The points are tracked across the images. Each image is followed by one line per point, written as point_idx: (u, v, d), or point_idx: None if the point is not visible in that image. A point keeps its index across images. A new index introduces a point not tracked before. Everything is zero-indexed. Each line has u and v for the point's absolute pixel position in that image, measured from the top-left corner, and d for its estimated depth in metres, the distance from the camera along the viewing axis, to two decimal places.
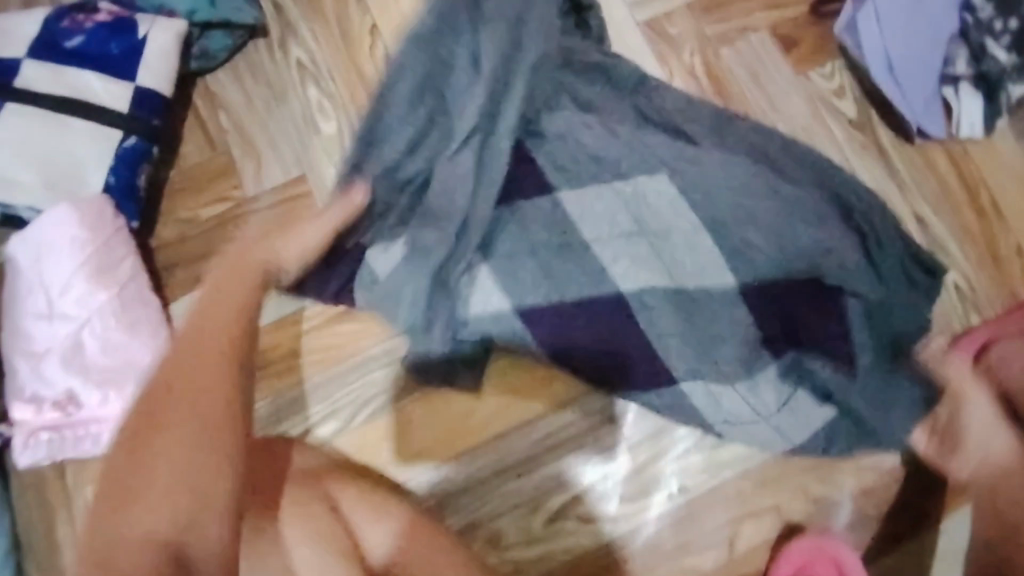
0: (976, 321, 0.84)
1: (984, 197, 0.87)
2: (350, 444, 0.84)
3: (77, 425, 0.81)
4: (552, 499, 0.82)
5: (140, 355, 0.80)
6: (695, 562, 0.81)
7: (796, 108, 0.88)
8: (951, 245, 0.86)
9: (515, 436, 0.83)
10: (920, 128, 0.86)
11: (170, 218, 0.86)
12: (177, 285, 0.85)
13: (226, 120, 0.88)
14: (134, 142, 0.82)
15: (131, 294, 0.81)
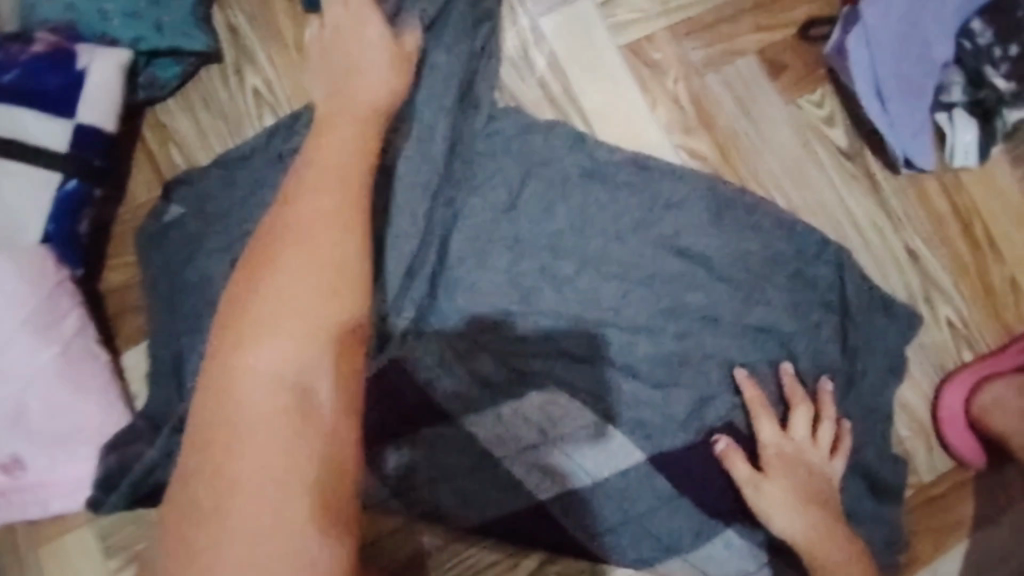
0: (967, 358, 0.82)
1: (978, 229, 0.84)
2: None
3: (25, 489, 0.75)
4: (530, 559, 0.77)
5: (88, 416, 0.75)
6: None
7: (786, 135, 0.84)
8: (941, 279, 0.83)
9: (486, 508, 0.74)
10: (908, 160, 0.82)
11: (118, 262, 0.81)
12: (130, 334, 0.80)
13: (179, 153, 0.83)
14: (74, 186, 0.76)
15: (77, 350, 0.75)
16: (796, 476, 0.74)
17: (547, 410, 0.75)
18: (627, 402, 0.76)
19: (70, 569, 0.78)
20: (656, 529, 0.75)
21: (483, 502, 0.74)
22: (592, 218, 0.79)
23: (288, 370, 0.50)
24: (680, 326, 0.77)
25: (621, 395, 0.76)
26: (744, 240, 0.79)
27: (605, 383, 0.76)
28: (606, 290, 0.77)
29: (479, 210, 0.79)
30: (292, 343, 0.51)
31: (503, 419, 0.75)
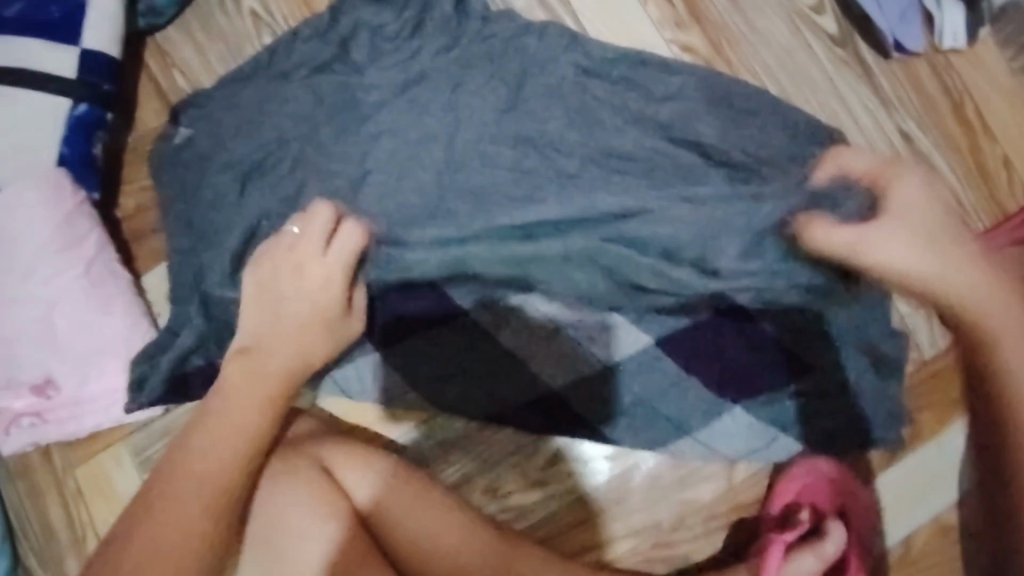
0: (963, 235, 0.83)
1: (970, 110, 0.85)
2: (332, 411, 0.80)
3: (60, 408, 0.77)
4: (548, 443, 0.79)
5: (115, 331, 0.77)
6: (693, 495, 0.79)
7: (775, 26, 0.85)
8: (937, 160, 0.84)
9: (496, 398, 0.77)
10: (898, 43, 0.83)
11: (131, 187, 0.83)
12: (148, 257, 0.82)
13: (182, 78, 0.85)
14: (85, 110, 0.78)
15: (101, 269, 0.77)
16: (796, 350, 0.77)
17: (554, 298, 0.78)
18: (630, 287, 0.78)
19: (105, 484, 0.81)
20: (666, 409, 0.77)
21: (501, 391, 0.77)
22: (589, 115, 0.80)
23: (263, 425, 0.67)
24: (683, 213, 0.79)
25: (626, 280, 0.77)
26: (738, 130, 0.81)
27: (609, 269, 0.77)
28: (606, 178, 0.79)
29: (479, 113, 0.80)
30: (218, 433, 0.65)
31: (513, 310, 0.78)
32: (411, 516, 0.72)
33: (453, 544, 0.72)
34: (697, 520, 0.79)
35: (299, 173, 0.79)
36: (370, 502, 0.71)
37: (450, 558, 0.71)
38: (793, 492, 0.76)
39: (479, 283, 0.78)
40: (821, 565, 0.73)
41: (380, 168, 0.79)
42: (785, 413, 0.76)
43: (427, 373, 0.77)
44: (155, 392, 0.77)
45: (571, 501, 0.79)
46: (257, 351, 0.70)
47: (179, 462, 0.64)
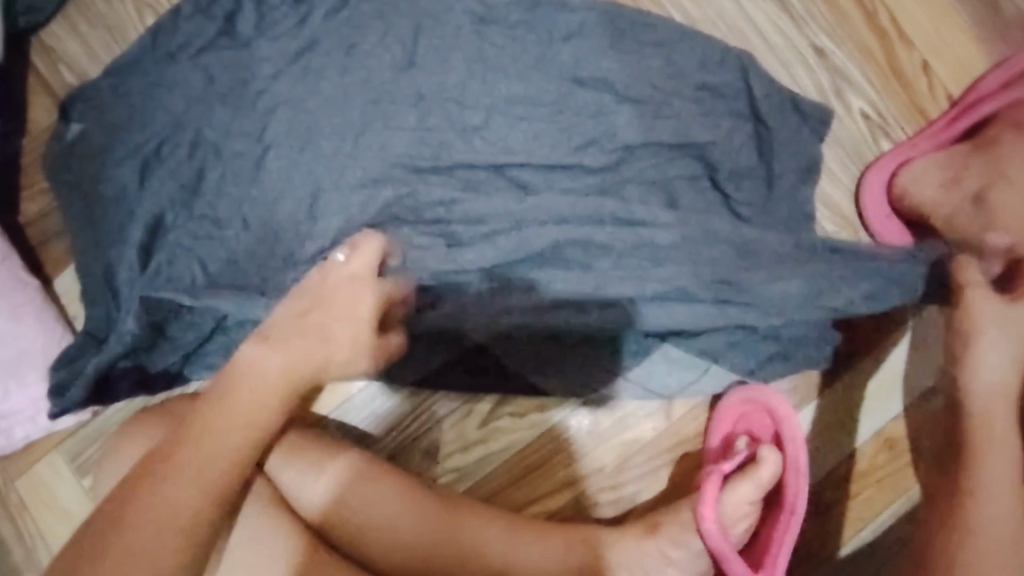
0: (886, 146, 0.81)
1: (882, 16, 0.82)
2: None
3: None
4: (483, 401, 0.78)
5: (29, 340, 0.75)
6: (635, 435, 0.78)
7: None
8: (852, 72, 0.82)
9: (425, 360, 0.76)
10: None
11: (32, 192, 0.81)
12: (57, 261, 0.80)
13: (70, 73, 0.82)
14: None
15: (5, 279, 0.75)
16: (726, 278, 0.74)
17: (469, 251, 0.74)
18: (546, 228, 0.74)
19: (46, 494, 0.80)
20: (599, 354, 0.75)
21: (424, 354, 0.75)
22: (488, 65, 0.78)
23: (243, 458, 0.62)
24: (595, 155, 0.76)
25: (540, 225, 0.74)
26: (645, 61, 0.78)
27: (523, 215, 0.75)
28: (511, 128, 0.77)
29: (376, 75, 0.78)
30: (175, 480, 0.59)
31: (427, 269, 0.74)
32: (353, 503, 0.71)
33: (396, 522, 0.71)
34: (642, 459, 0.77)
35: (198, 155, 0.78)
36: (320, 505, 0.72)
37: (395, 537, 0.70)
38: (732, 419, 0.75)
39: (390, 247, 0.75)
40: (761, 491, 0.71)
41: (282, 143, 0.77)
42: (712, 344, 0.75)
43: None
44: (77, 403, 0.74)
45: (513, 455, 0.78)
46: (255, 366, 0.64)
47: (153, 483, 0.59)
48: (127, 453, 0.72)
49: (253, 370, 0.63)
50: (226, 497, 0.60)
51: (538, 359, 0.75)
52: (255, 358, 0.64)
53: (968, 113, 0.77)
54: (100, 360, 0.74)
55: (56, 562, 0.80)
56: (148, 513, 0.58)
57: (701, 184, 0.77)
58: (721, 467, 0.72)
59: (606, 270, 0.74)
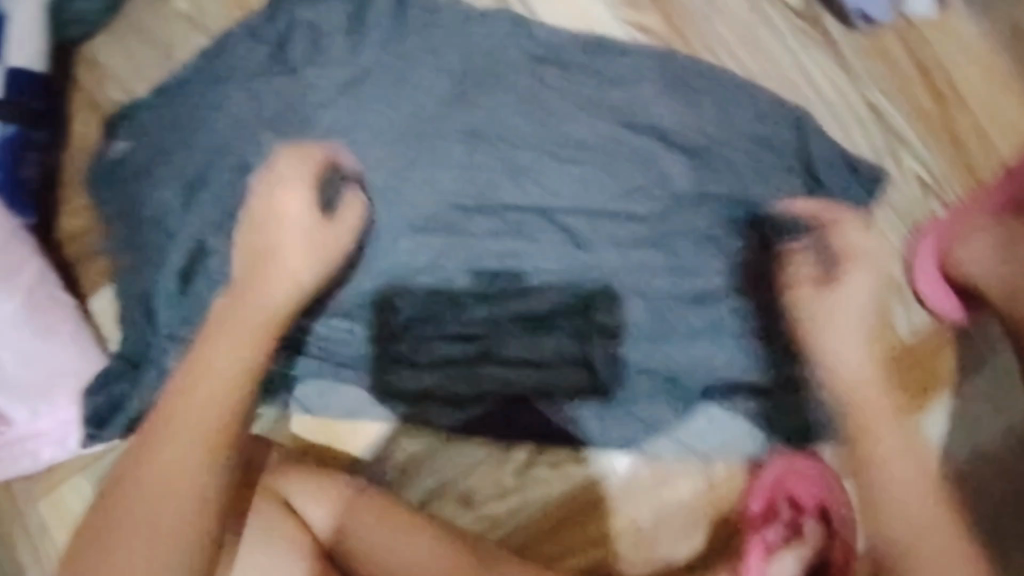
0: (937, 208, 0.80)
1: (938, 79, 0.82)
2: (291, 438, 0.77)
3: (10, 445, 0.74)
4: (518, 452, 0.76)
5: (63, 362, 0.74)
6: (671, 494, 0.75)
7: (734, 1, 0.81)
8: (906, 132, 0.81)
9: (460, 406, 0.74)
10: (862, 13, 0.81)
11: (73, 207, 0.80)
12: (94, 280, 0.79)
13: (118, 89, 0.81)
14: (14, 131, 0.74)
15: (42, 298, 0.73)
16: (775, 335, 0.74)
17: (507, 295, 0.73)
18: (591, 277, 0.73)
19: (67, 517, 0.78)
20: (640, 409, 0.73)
21: (457, 398, 0.73)
22: (540, 100, 0.76)
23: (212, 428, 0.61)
24: (647, 199, 0.74)
25: (583, 271, 0.73)
26: (701, 108, 0.76)
27: (565, 260, 0.73)
28: (561, 167, 0.75)
29: (427, 107, 0.76)
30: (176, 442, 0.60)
31: (465, 314, 0.73)
32: (376, 535, 0.68)
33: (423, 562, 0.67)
34: (680, 519, 0.75)
35: (243, 182, 0.75)
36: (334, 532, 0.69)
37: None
38: (774, 483, 0.72)
39: (434, 290, 0.74)
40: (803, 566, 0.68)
41: (323, 170, 0.75)
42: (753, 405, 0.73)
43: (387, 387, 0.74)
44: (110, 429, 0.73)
45: (546, 508, 0.76)
46: (242, 305, 0.66)
47: (153, 444, 0.60)
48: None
49: (218, 373, 0.63)
50: (220, 442, 0.61)
51: (575, 409, 0.73)
52: (226, 310, 0.67)
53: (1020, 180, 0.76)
54: (137, 389, 0.73)
55: None
56: (169, 481, 0.59)
57: (753, 240, 0.75)
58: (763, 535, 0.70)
59: (650, 325, 0.73)
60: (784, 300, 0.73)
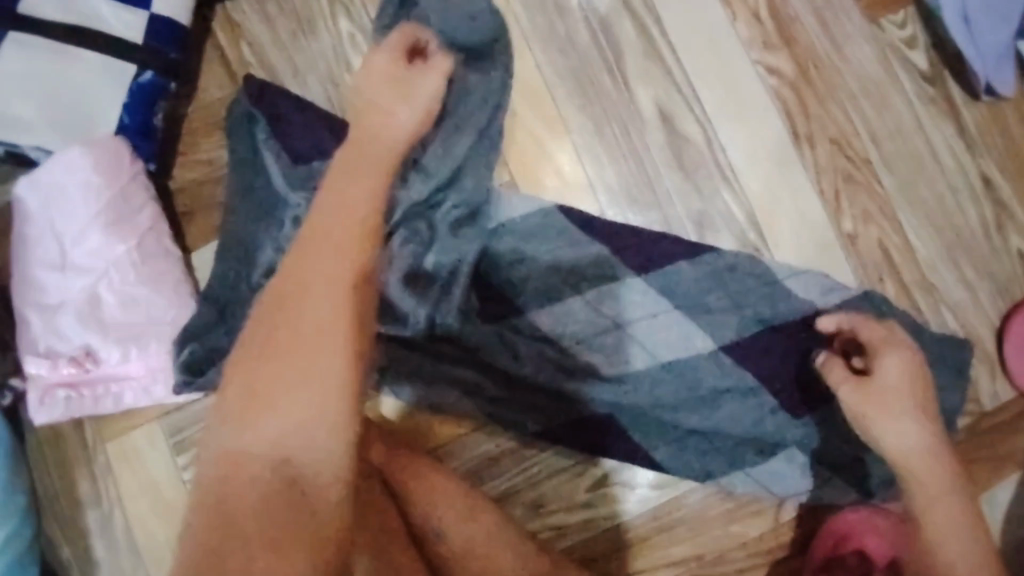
0: None
1: None
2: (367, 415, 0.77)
3: (96, 383, 0.75)
4: (596, 465, 0.77)
5: (161, 310, 0.74)
6: (737, 530, 0.77)
7: (866, 56, 0.82)
8: (1015, 208, 0.81)
9: (557, 419, 0.75)
10: (990, 86, 0.80)
11: (188, 160, 0.79)
12: (199, 235, 0.79)
13: (249, 52, 0.80)
14: (149, 78, 0.75)
15: (152, 245, 0.74)
16: None
17: (613, 310, 0.76)
18: (696, 304, 0.76)
19: (140, 463, 0.79)
20: (722, 440, 0.75)
21: (548, 404, 0.75)
22: (664, 132, 0.80)
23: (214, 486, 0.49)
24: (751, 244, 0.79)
25: (692, 301, 0.76)
26: (811, 165, 0.80)
27: (674, 286, 0.76)
28: (675, 202, 0.79)
29: (553, 120, 0.79)
30: None
31: (573, 318, 0.76)
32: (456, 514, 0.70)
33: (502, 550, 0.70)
34: (742, 555, 0.77)
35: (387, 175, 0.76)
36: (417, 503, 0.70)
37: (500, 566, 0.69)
38: (841, 535, 0.74)
39: (541, 298, 0.76)
40: None
41: (459, 166, 0.75)
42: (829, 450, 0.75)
43: (478, 383, 0.75)
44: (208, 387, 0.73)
45: (614, 527, 0.77)
46: None
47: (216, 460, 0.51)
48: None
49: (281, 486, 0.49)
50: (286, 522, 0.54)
51: (659, 432, 0.75)
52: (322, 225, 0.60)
53: None
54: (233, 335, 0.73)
55: (131, 534, 0.79)
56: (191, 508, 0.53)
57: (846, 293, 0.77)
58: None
59: (743, 356, 0.76)
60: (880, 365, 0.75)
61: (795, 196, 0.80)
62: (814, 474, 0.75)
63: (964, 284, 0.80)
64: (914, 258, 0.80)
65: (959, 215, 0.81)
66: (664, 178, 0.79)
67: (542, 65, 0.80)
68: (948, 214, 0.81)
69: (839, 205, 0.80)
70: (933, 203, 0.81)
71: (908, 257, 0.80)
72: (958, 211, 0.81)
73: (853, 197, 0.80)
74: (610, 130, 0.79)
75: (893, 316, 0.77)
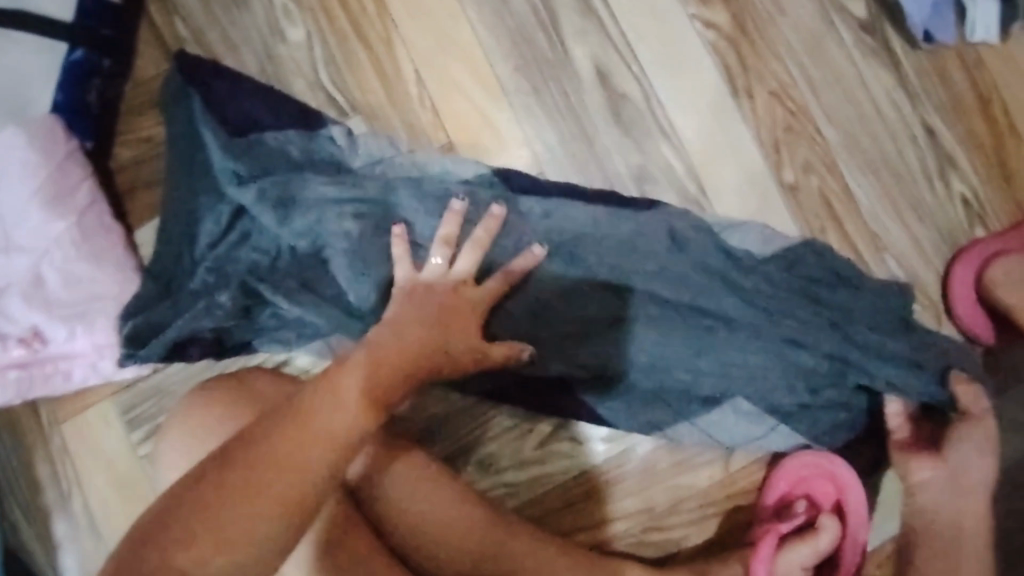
0: (979, 234, 0.81)
1: (997, 106, 0.82)
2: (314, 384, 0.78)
3: (45, 362, 0.75)
4: (544, 423, 0.78)
5: (104, 287, 0.75)
6: (687, 480, 0.78)
7: (803, 7, 0.82)
8: (958, 154, 0.81)
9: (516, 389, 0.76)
10: (927, 32, 0.80)
11: (127, 138, 0.80)
12: (143, 212, 0.79)
13: (184, 27, 0.80)
14: (81, 55, 0.75)
15: (91, 222, 0.75)
16: (820, 342, 0.73)
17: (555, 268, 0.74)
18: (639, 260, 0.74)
19: (95, 441, 0.79)
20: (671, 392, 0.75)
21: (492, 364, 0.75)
22: (602, 91, 0.80)
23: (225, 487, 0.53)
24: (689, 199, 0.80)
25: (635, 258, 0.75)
26: (751, 118, 0.80)
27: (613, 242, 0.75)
28: (614, 160, 0.79)
29: (489, 83, 0.80)
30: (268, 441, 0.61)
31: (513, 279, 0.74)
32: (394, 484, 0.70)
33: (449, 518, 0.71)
34: (694, 506, 0.78)
35: (311, 147, 0.76)
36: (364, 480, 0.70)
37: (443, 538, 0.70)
38: (791, 481, 0.75)
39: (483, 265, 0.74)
40: (814, 558, 0.72)
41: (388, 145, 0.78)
42: (782, 395, 0.74)
43: None
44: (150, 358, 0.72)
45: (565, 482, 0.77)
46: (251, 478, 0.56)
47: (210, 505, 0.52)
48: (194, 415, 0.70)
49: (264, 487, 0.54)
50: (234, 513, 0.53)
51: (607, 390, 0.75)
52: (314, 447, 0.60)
53: None
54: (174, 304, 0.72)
55: (89, 510, 0.80)
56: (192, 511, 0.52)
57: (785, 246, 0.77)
58: (779, 527, 0.73)
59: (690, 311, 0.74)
60: (822, 311, 0.75)
61: (734, 149, 0.80)
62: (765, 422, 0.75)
63: (907, 232, 0.80)
64: (856, 207, 0.80)
65: (900, 163, 0.81)
66: (603, 138, 0.79)
67: (478, 29, 0.80)
68: (889, 162, 0.81)
69: (779, 157, 0.80)
70: (874, 152, 0.81)
71: (849, 207, 0.80)
72: (899, 159, 0.81)
73: (792, 148, 0.80)
74: (548, 91, 0.79)
75: (834, 263, 0.77)
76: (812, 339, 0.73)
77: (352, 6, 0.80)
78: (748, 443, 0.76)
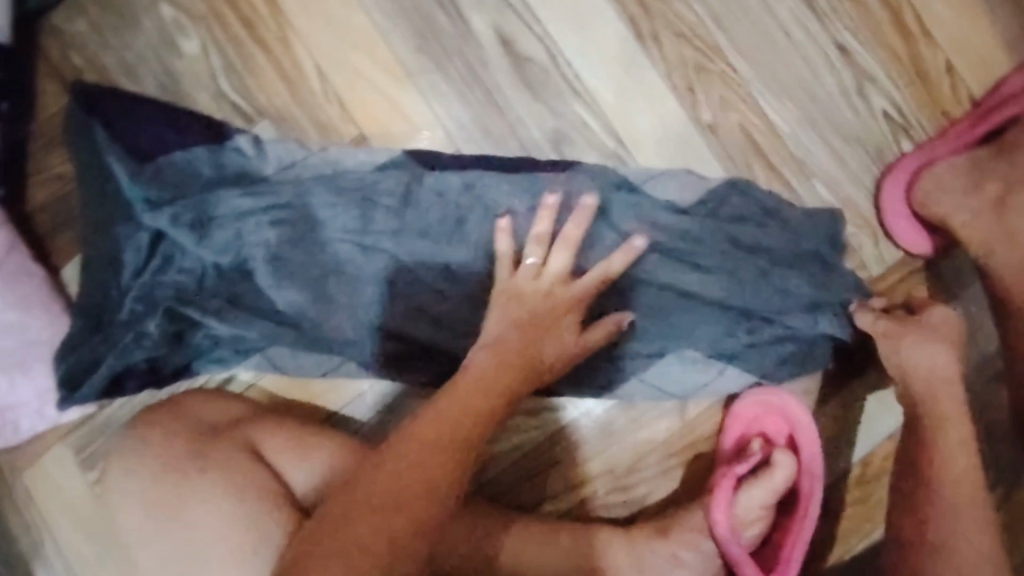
0: (906, 146, 0.80)
1: (908, 15, 0.80)
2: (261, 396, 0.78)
3: None
4: None
5: (36, 330, 0.74)
6: (645, 435, 0.78)
7: None
8: (875, 69, 0.80)
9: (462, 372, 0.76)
10: None
11: (38, 178, 0.79)
12: (66, 251, 0.78)
13: (76, 57, 0.79)
14: None
15: (13, 268, 0.74)
16: (752, 280, 0.73)
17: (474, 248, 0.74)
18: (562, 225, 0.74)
19: (57, 483, 0.79)
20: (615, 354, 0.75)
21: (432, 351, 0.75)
22: (508, 59, 0.78)
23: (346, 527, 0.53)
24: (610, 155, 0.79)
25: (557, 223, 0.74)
26: (662, 64, 0.79)
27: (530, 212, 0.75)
28: (529, 126, 0.78)
29: (392, 68, 0.78)
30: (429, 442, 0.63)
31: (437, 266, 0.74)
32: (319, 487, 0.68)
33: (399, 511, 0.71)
34: (655, 460, 0.78)
35: (219, 160, 0.75)
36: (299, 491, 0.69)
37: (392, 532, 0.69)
38: (745, 421, 0.75)
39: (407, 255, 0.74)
40: (771, 494, 0.72)
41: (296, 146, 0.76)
42: (726, 338, 0.73)
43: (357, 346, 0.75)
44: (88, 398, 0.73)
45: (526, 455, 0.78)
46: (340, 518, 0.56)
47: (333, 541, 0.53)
48: (132, 450, 0.70)
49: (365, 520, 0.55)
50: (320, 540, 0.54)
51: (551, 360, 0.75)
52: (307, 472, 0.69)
53: (987, 119, 0.76)
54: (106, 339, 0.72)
55: (62, 551, 0.80)
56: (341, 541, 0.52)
57: (710, 187, 0.77)
58: (734, 469, 0.72)
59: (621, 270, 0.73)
60: (755, 248, 0.74)
61: (649, 98, 0.79)
62: (714, 367, 0.75)
63: (833, 155, 0.79)
64: (779, 138, 0.79)
65: (818, 87, 0.80)
66: (515, 106, 0.78)
67: (373, 15, 0.78)
68: (806, 88, 0.80)
69: (695, 99, 0.79)
70: (790, 80, 0.80)
71: (772, 139, 0.79)
72: (817, 83, 0.80)
73: (707, 88, 0.79)
74: (452, 67, 0.78)
75: (758, 200, 0.76)
76: (744, 279, 0.73)
77: (243, 10, 0.78)
78: (698, 392, 0.76)
